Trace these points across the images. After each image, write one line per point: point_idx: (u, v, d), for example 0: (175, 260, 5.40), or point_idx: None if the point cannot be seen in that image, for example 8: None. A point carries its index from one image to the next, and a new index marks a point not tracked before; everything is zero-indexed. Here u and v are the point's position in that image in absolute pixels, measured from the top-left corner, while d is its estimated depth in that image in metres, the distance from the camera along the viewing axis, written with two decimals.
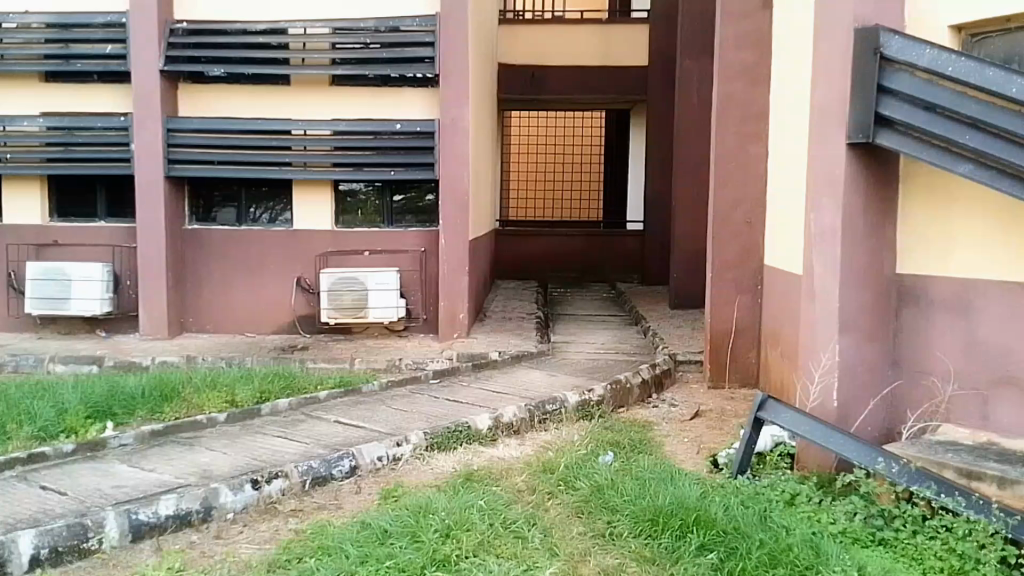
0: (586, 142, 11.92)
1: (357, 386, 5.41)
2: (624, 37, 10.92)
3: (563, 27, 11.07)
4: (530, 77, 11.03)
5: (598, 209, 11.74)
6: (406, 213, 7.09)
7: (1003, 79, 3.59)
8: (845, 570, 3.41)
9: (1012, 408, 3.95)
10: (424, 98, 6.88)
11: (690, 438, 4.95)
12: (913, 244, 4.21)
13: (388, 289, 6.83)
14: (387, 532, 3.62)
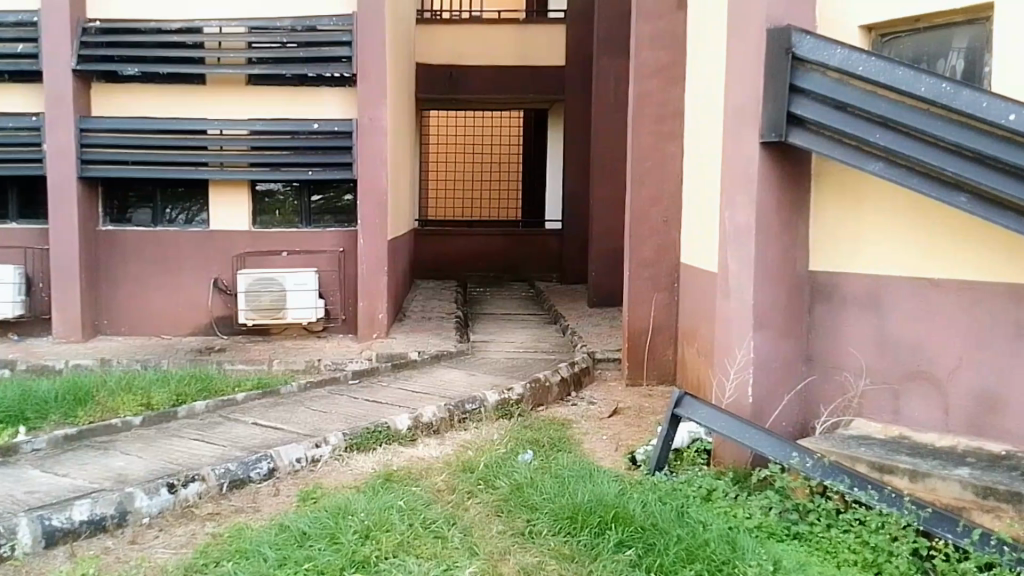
0: (505, 142, 11.92)
1: (276, 388, 5.38)
2: (543, 37, 11.00)
3: (481, 27, 11.07)
4: (448, 77, 10.97)
5: (517, 208, 11.78)
6: (325, 213, 7.09)
7: (911, 79, 3.65)
8: (759, 564, 3.44)
9: (920, 402, 4.04)
10: (342, 98, 6.86)
11: (608, 436, 4.98)
12: (823, 240, 4.28)
13: (307, 290, 6.82)
14: (306, 534, 3.60)
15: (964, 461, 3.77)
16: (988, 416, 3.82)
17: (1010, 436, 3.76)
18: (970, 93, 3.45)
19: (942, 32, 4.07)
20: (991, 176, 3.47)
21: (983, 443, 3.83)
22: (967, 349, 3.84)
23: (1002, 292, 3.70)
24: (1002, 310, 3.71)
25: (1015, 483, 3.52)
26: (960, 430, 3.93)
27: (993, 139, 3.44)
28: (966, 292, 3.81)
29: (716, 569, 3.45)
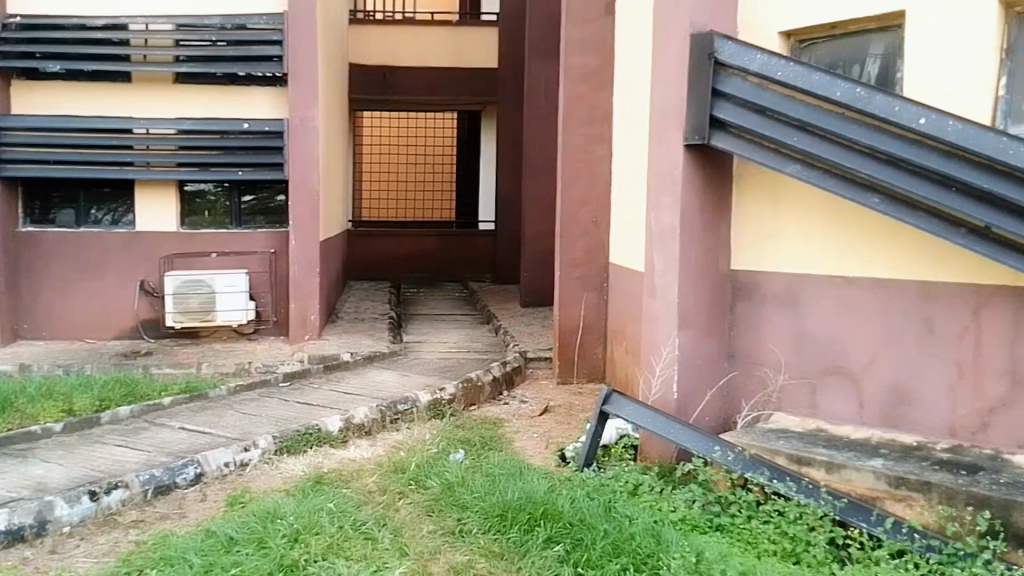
0: (439, 142, 11.95)
1: (203, 391, 5.30)
2: (475, 39, 11.16)
3: (416, 28, 11.16)
4: (383, 76, 11.12)
5: (450, 208, 11.81)
6: (257, 214, 7.02)
7: (827, 83, 3.77)
8: (682, 556, 3.53)
9: (836, 396, 4.18)
10: (274, 97, 6.78)
11: (539, 433, 5.05)
12: (743, 239, 4.40)
13: (237, 291, 6.76)
14: (233, 539, 3.54)
15: (878, 452, 3.91)
16: (901, 408, 3.98)
17: (919, 426, 3.94)
18: (883, 98, 3.61)
19: (857, 39, 4.22)
20: (901, 177, 3.65)
21: (895, 434, 4.00)
22: (879, 345, 4.01)
23: (910, 289, 3.88)
24: (912, 307, 3.89)
25: (923, 472, 3.68)
26: (873, 422, 4.09)
27: (902, 142, 3.62)
28: (879, 290, 3.97)
29: (641, 562, 3.52)
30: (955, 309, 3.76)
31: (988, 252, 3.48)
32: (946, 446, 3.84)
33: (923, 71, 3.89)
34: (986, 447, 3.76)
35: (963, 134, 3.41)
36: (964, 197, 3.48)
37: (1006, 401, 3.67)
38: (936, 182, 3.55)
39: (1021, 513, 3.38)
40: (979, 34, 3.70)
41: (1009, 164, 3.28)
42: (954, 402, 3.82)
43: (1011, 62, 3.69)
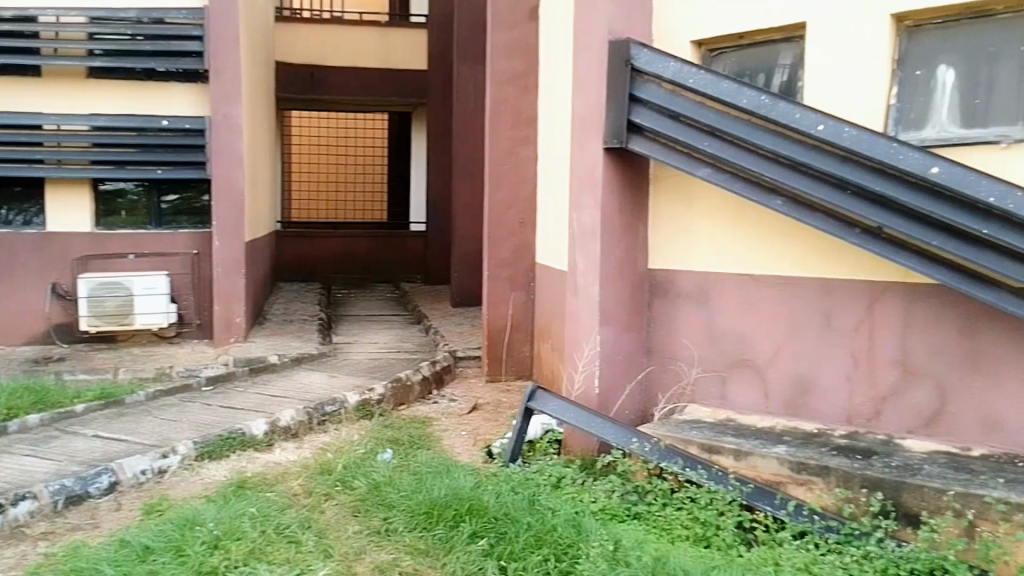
0: (371, 142, 11.91)
1: (120, 397, 5.15)
2: (405, 41, 11.19)
3: (344, 28, 11.06)
4: (310, 76, 10.96)
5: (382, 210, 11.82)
6: (179, 214, 6.82)
7: (734, 91, 3.96)
8: (601, 545, 3.69)
9: (743, 387, 4.43)
10: (194, 94, 6.61)
11: (467, 431, 5.16)
12: (659, 240, 4.59)
13: (156, 294, 6.55)
14: (150, 548, 3.45)
15: (782, 439, 4.17)
16: (803, 398, 4.25)
17: (819, 414, 4.23)
18: (785, 105, 3.85)
19: (763, 50, 4.43)
20: (803, 181, 3.92)
21: (798, 422, 4.27)
22: (782, 339, 4.27)
23: (811, 286, 4.14)
24: (813, 303, 4.15)
25: (822, 457, 3.95)
26: (778, 412, 4.35)
27: (803, 147, 3.87)
28: (782, 287, 4.23)
29: (561, 552, 3.65)
30: (851, 304, 4.05)
31: (881, 250, 3.83)
32: (843, 432, 4.14)
33: (823, 82, 4.15)
34: (878, 432, 4.08)
35: (857, 140, 3.70)
36: (858, 199, 3.81)
37: (894, 389, 4.01)
38: (832, 185, 3.85)
39: (910, 493, 3.68)
40: (871, 48, 3.99)
41: (898, 168, 3.61)
42: (850, 391, 4.12)
43: (901, 73, 4.02)
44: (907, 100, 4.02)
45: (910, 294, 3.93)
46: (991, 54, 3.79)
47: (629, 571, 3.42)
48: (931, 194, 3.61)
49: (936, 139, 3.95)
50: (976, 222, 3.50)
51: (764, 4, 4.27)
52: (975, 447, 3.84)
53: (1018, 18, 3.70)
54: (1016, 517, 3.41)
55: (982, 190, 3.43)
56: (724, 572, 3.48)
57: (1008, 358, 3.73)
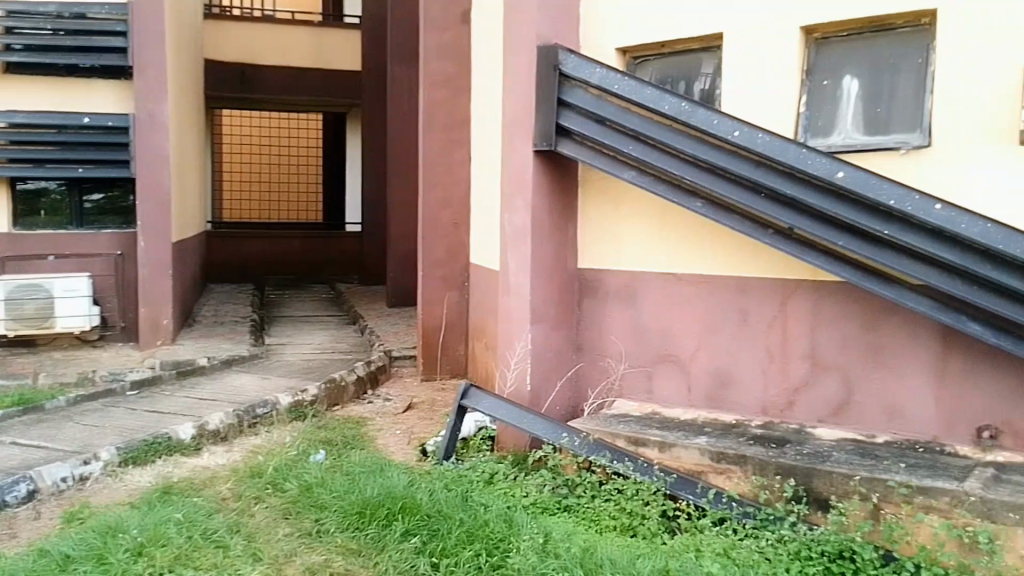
0: (303, 143, 11.98)
1: (40, 403, 4.97)
2: (338, 41, 11.18)
3: (277, 26, 10.93)
4: (241, 75, 10.82)
5: (315, 210, 11.91)
6: (104, 213, 6.58)
7: (657, 97, 4.12)
8: (531, 538, 3.79)
9: (667, 382, 4.61)
10: (117, 91, 6.43)
11: (401, 430, 5.20)
12: (588, 240, 4.73)
13: (77, 295, 6.32)
14: (70, 557, 3.37)
15: (703, 431, 4.36)
16: (722, 391, 4.48)
17: (737, 406, 4.46)
18: (703, 111, 4.02)
19: (682, 58, 4.62)
20: (721, 184, 4.12)
21: (718, 414, 4.49)
22: (704, 335, 4.47)
23: (729, 285, 4.35)
24: (731, 300, 4.37)
25: (740, 447, 4.16)
26: (699, 404, 4.56)
27: (721, 152, 4.06)
28: (701, 285, 4.43)
29: (493, 547, 3.73)
30: (766, 301, 4.28)
31: (793, 249, 4.08)
32: (760, 423, 4.38)
33: (740, 90, 4.36)
34: (791, 422, 4.35)
35: (770, 146, 3.91)
36: (772, 202, 4.05)
37: (806, 380, 4.27)
38: (748, 188, 4.07)
39: (821, 479, 3.93)
40: (782, 59, 4.22)
41: (808, 173, 3.85)
42: (766, 383, 4.36)
43: (810, 83, 4.26)
44: (815, 108, 4.26)
45: (819, 292, 4.20)
46: (891, 66, 4.09)
47: (557, 564, 3.51)
48: (838, 197, 3.86)
49: (842, 145, 4.19)
50: (878, 223, 3.79)
51: (682, 14, 4.47)
52: (879, 434, 4.17)
53: (914, 33, 4.02)
54: (916, 499, 3.72)
55: (882, 193, 3.70)
56: (648, 560, 3.62)
57: (906, 351, 4.07)
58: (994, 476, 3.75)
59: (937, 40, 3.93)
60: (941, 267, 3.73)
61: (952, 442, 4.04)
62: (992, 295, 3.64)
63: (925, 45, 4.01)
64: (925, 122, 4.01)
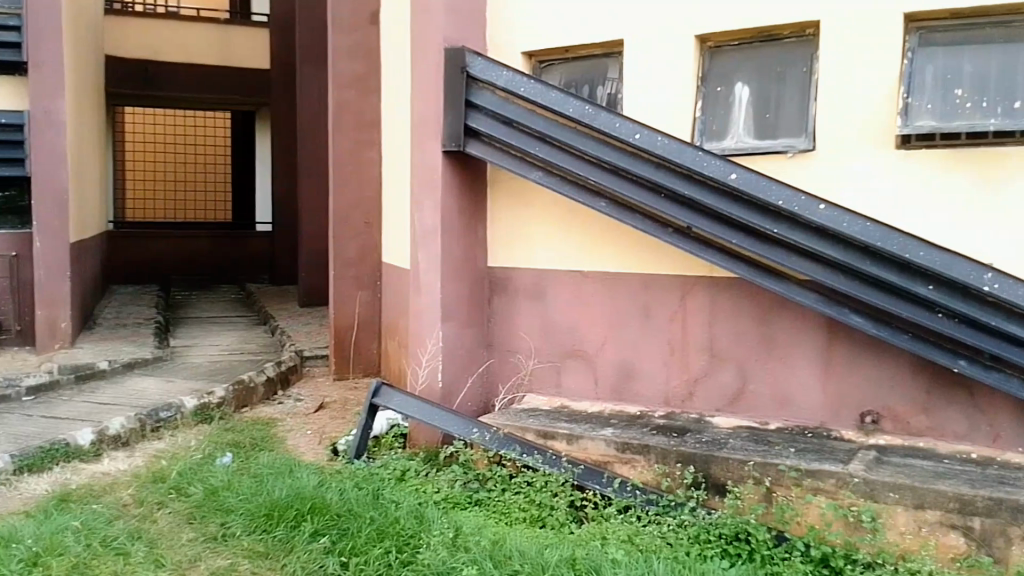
0: (210, 142, 12.23)
1: None
2: (243, 39, 11.32)
3: (181, 24, 11.00)
4: (143, 72, 10.78)
5: (224, 210, 12.18)
6: (5, 214, 6.24)
7: (562, 100, 4.25)
8: (441, 533, 3.84)
9: (574, 376, 4.76)
10: (12, 87, 6.17)
11: (312, 431, 5.18)
12: (498, 239, 4.83)
13: None
14: None
15: (609, 422, 4.52)
16: (627, 383, 4.64)
17: (641, 398, 4.63)
18: (606, 115, 4.18)
19: (586, 63, 4.78)
20: (623, 185, 4.28)
21: (623, 406, 4.66)
22: (608, 330, 4.63)
23: (632, 281, 4.53)
24: (634, 296, 4.54)
25: (644, 437, 4.33)
26: (605, 397, 4.72)
27: (622, 154, 4.22)
28: (604, 282, 4.59)
29: (403, 543, 3.76)
30: (668, 296, 4.47)
31: (690, 247, 4.28)
32: (662, 413, 4.56)
33: (639, 94, 4.55)
34: (691, 412, 4.55)
35: (667, 148, 4.10)
36: (671, 202, 4.23)
37: (704, 372, 4.47)
38: (649, 189, 4.24)
39: (717, 465, 4.13)
40: (678, 65, 4.44)
41: (704, 174, 4.05)
42: (667, 375, 4.54)
43: (705, 89, 4.48)
44: (710, 113, 4.48)
45: (715, 287, 4.42)
46: (779, 74, 4.36)
47: (467, 557, 3.58)
48: (731, 198, 4.08)
49: (735, 148, 4.41)
50: (768, 222, 4.03)
51: (585, 21, 4.62)
52: (772, 421, 4.41)
53: (801, 42, 4.31)
54: (805, 481, 3.97)
55: (772, 194, 3.94)
56: (556, 549, 3.73)
57: (795, 343, 4.31)
58: (875, 458, 4.06)
59: (820, 48, 4.24)
60: (824, 263, 4.03)
61: (838, 428, 4.30)
62: (870, 287, 3.98)
63: (809, 54, 4.31)
64: (810, 128, 4.30)
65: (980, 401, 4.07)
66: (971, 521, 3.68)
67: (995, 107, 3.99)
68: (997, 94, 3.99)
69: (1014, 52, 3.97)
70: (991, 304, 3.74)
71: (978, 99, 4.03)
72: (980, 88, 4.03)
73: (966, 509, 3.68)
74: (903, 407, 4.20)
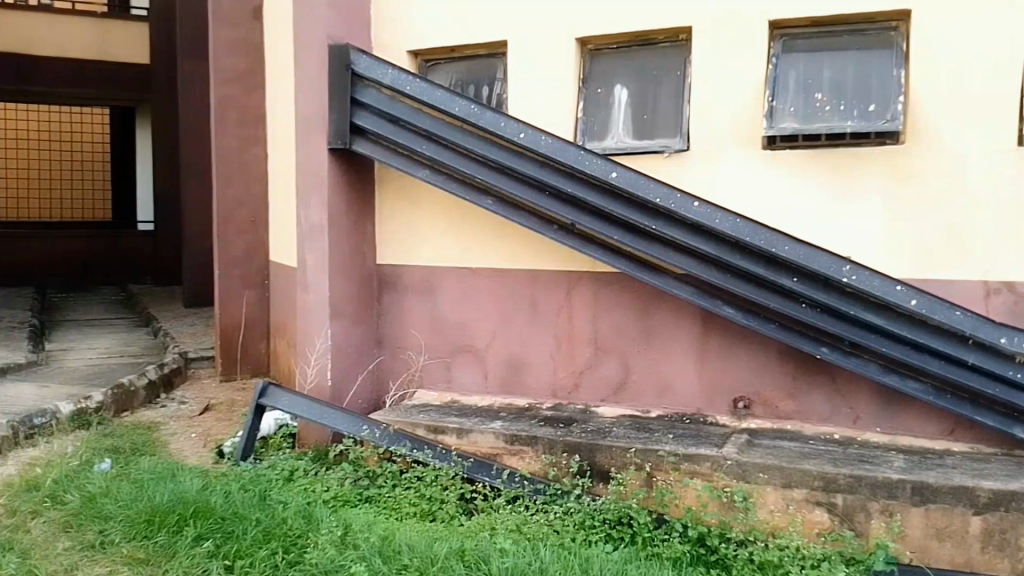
0: (89, 139, 11.96)
1: None
2: (123, 32, 11.20)
3: (53, 16, 10.81)
4: (15, 67, 10.62)
5: (105, 209, 11.99)
6: None
7: (448, 99, 4.28)
8: (329, 531, 3.83)
9: (464, 371, 4.87)
10: None
11: (196, 433, 5.20)
12: (387, 237, 4.88)
13: None
14: None
15: (499, 415, 4.64)
16: (515, 377, 4.80)
17: (529, 390, 4.79)
18: (491, 114, 4.23)
19: (473, 63, 4.87)
20: (509, 183, 4.37)
21: (512, 399, 4.80)
22: (497, 325, 4.76)
23: (519, 276, 4.66)
24: (521, 291, 4.68)
25: (532, 429, 4.45)
26: (495, 391, 4.85)
27: (508, 153, 4.30)
28: (493, 278, 4.73)
29: (290, 544, 3.73)
30: (554, 292, 4.63)
31: (574, 243, 4.42)
32: (549, 405, 4.73)
33: (523, 94, 4.66)
34: (578, 402, 4.73)
35: (551, 148, 4.20)
36: (556, 199, 4.34)
37: (589, 364, 4.66)
38: (535, 187, 4.34)
39: (602, 453, 4.27)
40: (560, 68, 4.58)
41: (586, 173, 4.17)
42: (554, 368, 4.72)
43: (587, 90, 4.64)
44: (591, 114, 4.64)
45: (599, 282, 4.60)
46: (655, 76, 4.56)
47: (354, 555, 3.59)
48: (612, 196, 4.22)
49: (615, 147, 4.58)
50: (647, 219, 4.19)
51: (471, 22, 4.71)
52: (652, 409, 4.61)
53: (675, 46, 4.53)
54: (683, 465, 4.15)
55: (649, 192, 4.09)
56: (445, 541, 3.78)
57: (673, 333, 4.52)
58: (747, 441, 4.30)
59: (692, 52, 4.46)
60: (698, 257, 4.22)
61: (714, 413, 4.53)
62: (740, 280, 4.20)
63: (682, 59, 4.53)
64: (684, 129, 4.50)
65: (841, 385, 4.37)
66: (834, 498, 3.94)
67: (851, 111, 4.26)
68: (853, 98, 4.27)
69: (866, 58, 4.27)
70: (850, 294, 4.01)
71: (836, 103, 4.30)
72: (837, 92, 4.30)
73: (830, 486, 3.94)
74: (772, 393, 4.46)
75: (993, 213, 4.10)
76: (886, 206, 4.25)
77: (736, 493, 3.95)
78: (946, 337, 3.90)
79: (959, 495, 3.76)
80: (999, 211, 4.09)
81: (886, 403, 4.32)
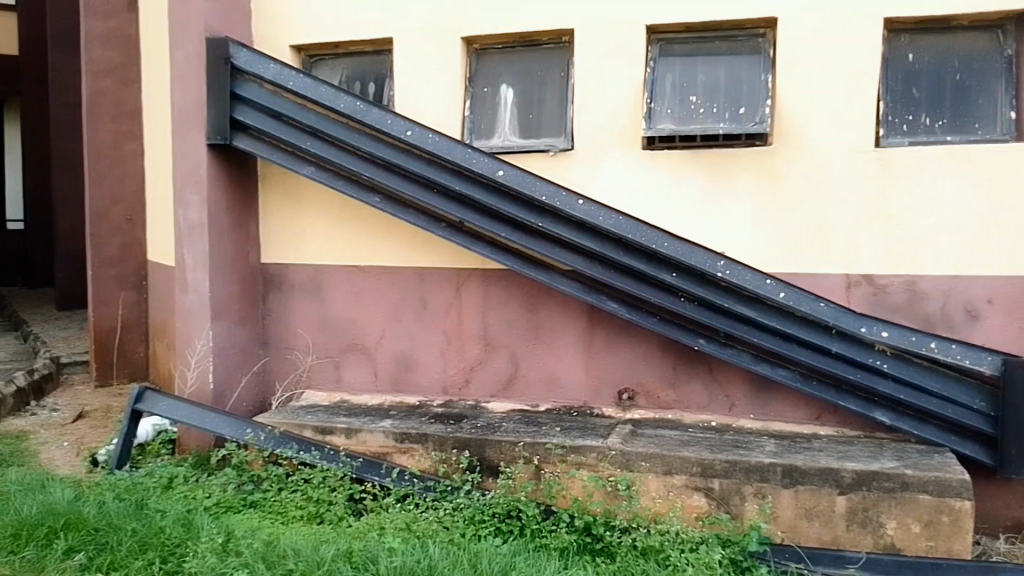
0: None
1: None
2: None
3: None
4: None
5: None
6: None
7: (332, 95, 4.26)
8: (210, 537, 3.70)
9: (352, 370, 4.91)
10: None
11: (69, 442, 5.00)
12: (273, 234, 4.85)
13: None
14: None
15: (389, 414, 4.65)
16: (406, 375, 4.85)
17: (420, 388, 4.83)
18: (376, 111, 4.23)
19: (360, 61, 4.89)
20: (396, 180, 4.37)
21: (403, 397, 4.84)
22: (387, 323, 4.80)
23: (407, 275, 4.73)
24: (410, 288, 4.75)
25: (422, 426, 4.47)
26: (387, 390, 4.87)
27: (395, 151, 4.30)
28: (384, 278, 4.77)
29: (168, 553, 3.59)
30: (442, 289, 4.71)
31: (463, 241, 4.44)
32: (440, 402, 4.79)
33: (408, 92, 4.70)
34: (469, 399, 4.81)
35: (438, 146, 4.22)
36: (444, 197, 4.36)
37: (479, 360, 4.75)
38: (422, 185, 4.34)
39: (492, 449, 4.31)
40: (446, 67, 4.64)
41: (472, 171, 4.21)
42: (445, 364, 4.80)
43: (473, 89, 4.71)
44: (478, 113, 4.71)
45: (487, 280, 4.69)
46: (538, 77, 4.68)
47: (236, 561, 3.46)
48: (497, 193, 4.27)
49: (502, 146, 4.65)
50: (533, 216, 4.26)
51: (356, 19, 4.73)
52: (541, 403, 4.72)
53: (558, 48, 4.67)
54: (569, 457, 4.24)
55: (535, 190, 4.17)
56: (332, 543, 3.71)
57: (560, 328, 4.64)
58: (631, 431, 4.44)
59: (574, 54, 4.59)
60: (582, 253, 4.31)
61: (599, 405, 4.68)
62: (624, 275, 4.30)
63: (565, 61, 4.67)
64: (568, 129, 4.63)
65: (718, 375, 4.57)
66: (711, 483, 4.10)
67: (723, 113, 4.45)
68: (724, 101, 4.46)
69: (737, 63, 4.48)
70: (724, 288, 4.18)
71: (709, 106, 4.48)
72: (710, 94, 4.48)
73: (707, 472, 4.10)
74: (655, 384, 4.62)
75: (847, 210, 4.38)
76: (755, 203, 4.47)
77: (620, 482, 4.04)
78: (812, 327, 4.12)
79: (825, 476, 3.98)
80: (852, 207, 4.37)
81: (759, 392, 4.55)
